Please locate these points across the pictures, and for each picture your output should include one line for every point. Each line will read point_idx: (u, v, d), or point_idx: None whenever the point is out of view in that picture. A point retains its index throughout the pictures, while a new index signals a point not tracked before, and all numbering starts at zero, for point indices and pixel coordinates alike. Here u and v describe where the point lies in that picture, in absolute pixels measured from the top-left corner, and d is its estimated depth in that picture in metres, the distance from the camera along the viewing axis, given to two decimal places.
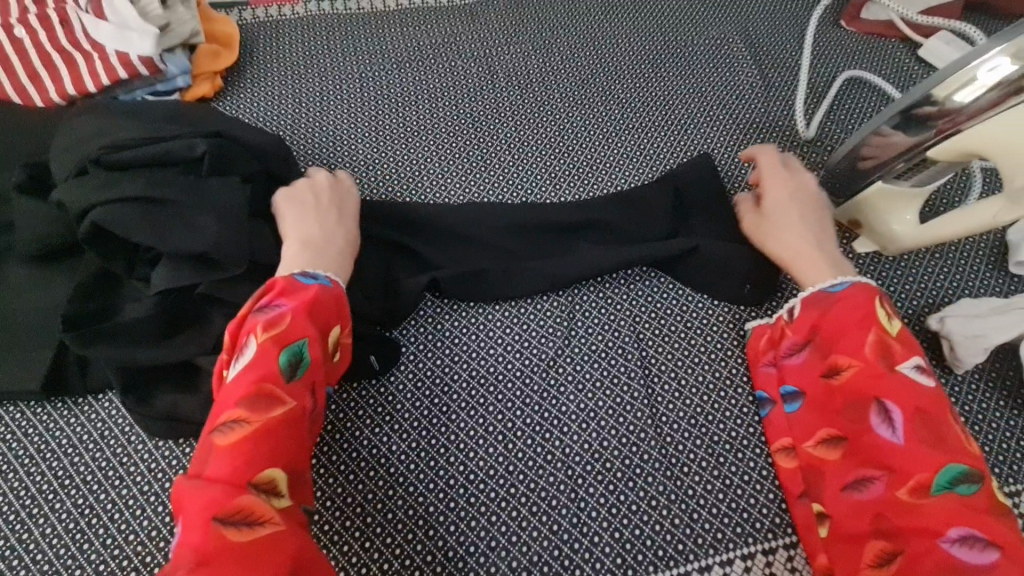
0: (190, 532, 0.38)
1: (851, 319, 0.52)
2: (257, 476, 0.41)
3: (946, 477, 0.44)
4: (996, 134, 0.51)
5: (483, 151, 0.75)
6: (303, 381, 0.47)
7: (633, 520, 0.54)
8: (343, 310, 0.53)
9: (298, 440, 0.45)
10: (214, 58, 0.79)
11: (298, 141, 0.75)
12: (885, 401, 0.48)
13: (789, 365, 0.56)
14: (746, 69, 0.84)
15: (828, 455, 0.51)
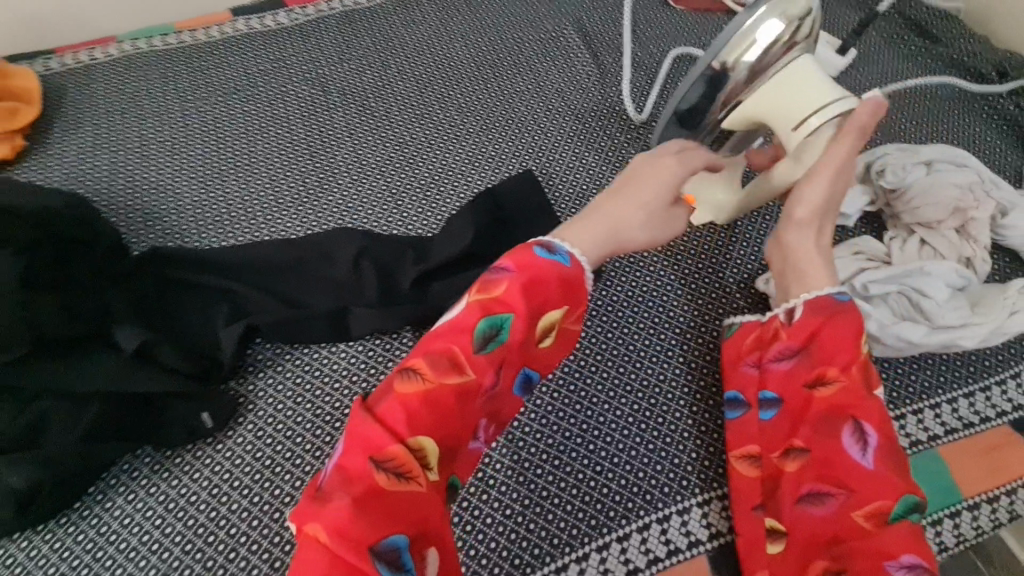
0: (350, 460, 0.39)
1: (840, 332, 0.47)
2: (413, 437, 0.40)
3: (904, 506, 0.42)
4: (776, 96, 0.51)
5: (321, 178, 0.73)
6: (490, 355, 0.43)
7: (507, 525, 0.53)
8: (578, 291, 0.47)
9: (467, 413, 0.42)
10: (11, 116, 0.72)
11: (117, 196, 0.70)
12: (863, 424, 0.44)
13: (772, 372, 0.50)
14: (584, 59, 0.85)
15: (788, 465, 0.47)
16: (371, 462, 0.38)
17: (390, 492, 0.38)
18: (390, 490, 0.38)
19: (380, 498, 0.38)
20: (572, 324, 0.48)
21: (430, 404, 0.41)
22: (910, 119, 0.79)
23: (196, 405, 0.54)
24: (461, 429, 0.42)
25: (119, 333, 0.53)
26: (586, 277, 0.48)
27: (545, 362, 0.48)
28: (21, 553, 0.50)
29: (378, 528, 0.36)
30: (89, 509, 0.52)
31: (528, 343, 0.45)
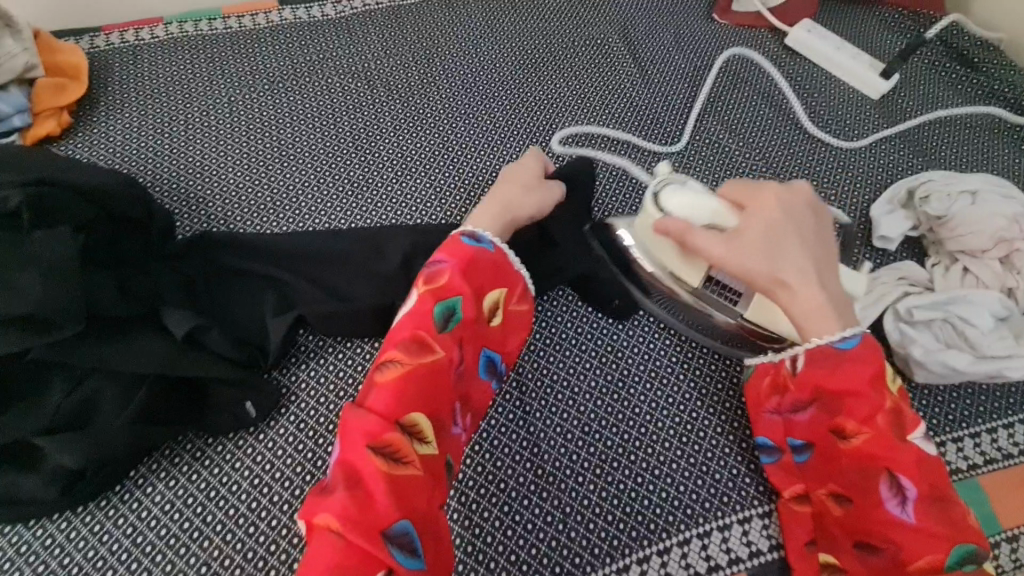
0: (351, 453, 0.44)
1: (862, 383, 0.48)
2: (405, 416, 0.46)
3: (955, 557, 0.44)
4: (693, 200, 0.53)
5: (366, 172, 0.73)
6: (451, 333, 0.50)
7: (549, 532, 0.52)
8: (505, 271, 0.54)
9: (444, 387, 0.48)
10: (58, 92, 0.72)
11: (162, 178, 0.71)
12: (899, 475, 0.46)
13: (796, 420, 0.52)
14: (627, 67, 0.85)
15: (832, 510, 0.50)
16: (369, 447, 0.44)
17: (393, 474, 0.43)
18: (391, 472, 0.43)
19: (387, 481, 0.43)
20: (517, 304, 0.55)
21: (411, 386, 0.47)
22: (953, 147, 0.79)
23: (241, 392, 0.54)
24: (445, 403, 0.48)
25: (169, 317, 0.53)
26: (511, 260, 0.55)
27: (501, 339, 0.54)
28: (60, 534, 0.49)
29: (386, 502, 0.42)
30: (129, 492, 0.51)
31: (479, 322, 0.52)
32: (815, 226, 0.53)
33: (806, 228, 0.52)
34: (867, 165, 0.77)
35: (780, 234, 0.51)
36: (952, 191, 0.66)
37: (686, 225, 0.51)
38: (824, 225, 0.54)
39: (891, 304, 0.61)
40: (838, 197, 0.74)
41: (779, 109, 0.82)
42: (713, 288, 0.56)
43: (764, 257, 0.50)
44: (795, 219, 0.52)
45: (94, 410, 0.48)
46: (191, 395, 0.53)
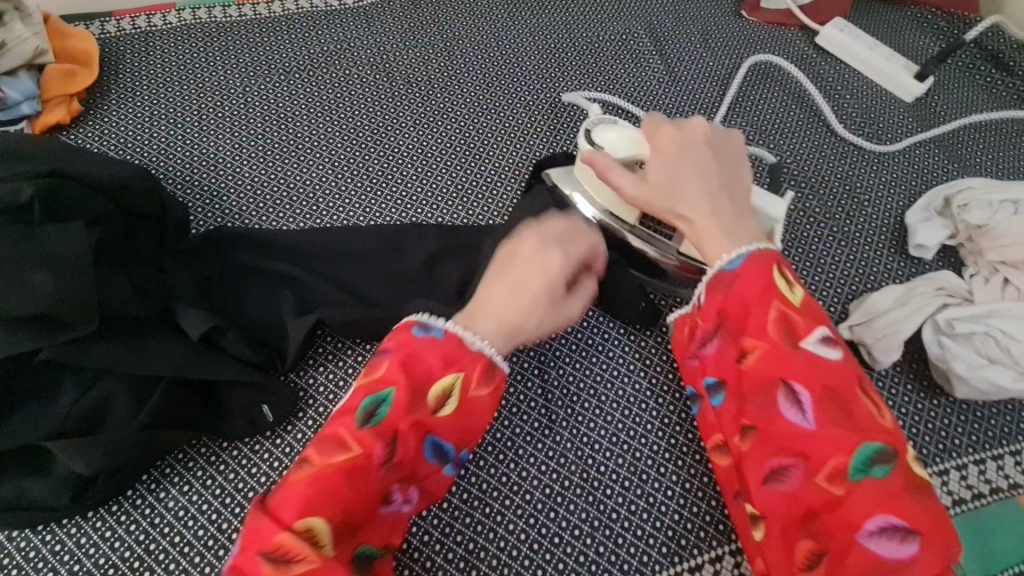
0: (244, 559, 0.37)
1: (749, 296, 0.44)
2: (301, 521, 0.38)
3: (862, 459, 0.38)
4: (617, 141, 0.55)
5: (384, 167, 0.71)
6: (376, 429, 0.41)
7: (576, 546, 0.49)
8: (462, 357, 0.44)
9: (360, 490, 0.40)
10: (69, 78, 0.70)
11: (175, 169, 0.68)
12: (794, 384, 0.41)
13: (707, 355, 0.47)
14: (653, 64, 0.83)
15: (739, 445, 0.43)
16: (259, 551, 0.37)
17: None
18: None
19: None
20: (478, 389, 0.44)
21: (321, 490, 0.39)
22: (990, 153, 0.76)
23: (258, 396, 0.52)
24: (355, 507, 0.40)
25: (185, 317, 0.51)
26: (471, 340, 0.45)
27: (456, 429, 0.44)
28: (70, 540, 0.47)
29: None
30: (141, 497, 0.49)
31: (419, 409, 0.42)
32: (722, 159, 0.52)
33: (711, 159, 0.51)
34: (901, 170, 0.75)
35: (680, 166, 0.50)
36: (992, 199, 0.64)
37: (608, 159, 0.52)
38: (734, 158, 0.53)
39: (929, 317, 0.59)
40: (871, 202, 0.72)
41: (810, 110, 0.79)
42: (648, 227, 0.56)
43: (664, 191, 0.50)
44: (697, 151, 0.51)
45: (106, 412, 0.46)
46: (206, 398, 0.51)
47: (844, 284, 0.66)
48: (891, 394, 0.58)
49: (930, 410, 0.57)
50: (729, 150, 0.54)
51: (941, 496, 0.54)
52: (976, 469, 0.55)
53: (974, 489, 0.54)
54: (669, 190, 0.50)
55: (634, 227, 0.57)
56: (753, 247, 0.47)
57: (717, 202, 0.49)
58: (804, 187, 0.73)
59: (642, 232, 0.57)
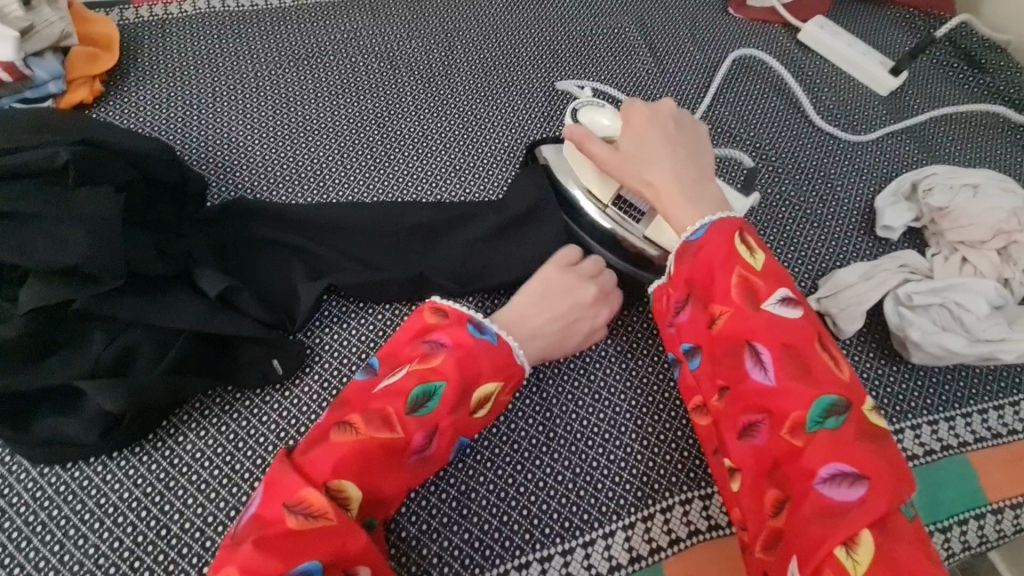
0: (268, 511, 0.43)
1: (714, 263, 0.47)
2: (335, 481, 0.44)
3: (817, 410, 0.41)
4: (595, 119, 0.61)
5: (387, 148, 0.75)
6: (422, 419, 0.48)
7: (558, 490, 0.54)
8: (507, 369, 0.53)
9: (392, 469, 0.47)
10: (92, 61, 0.74)
11: (192, 148, 0.73)
12: (756, 344, 0.43)
13: (681, 322, 0.50)
14: (643, 57, 0.87)
15: (714, 403, 0.46)
16: (285, 504, 0.42)
17: (301, 532, 0.41)
18: (301, 530, 0.41)
19: (290, 536, 0.40)
20: (505, 395, 0.54)
21: (358, 458, 0.45)
22: (957, 144, 0.81)
23: (268, 351, 0.56)
24: (389, 481, 0.47)
25: (203, 277, 0.55)
26: (514, 350, 0.54)
27: (478, 428, 0.53)
28: (96, 476, 0.52)
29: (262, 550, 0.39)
30: (161, 440, 0.54)
31: (460, 410, 0.50)
32: (687, 139, 0.57)
33: (678, 137, 0.56)
34: (874, 158, 0.79)
35: (648, 140, 0.56)
36: (954, 183, 0.69)
37: (586, 134, 0.58)
38: (698, 140, 0.58)
39: (890, 291, 0.63)
40: (844, 187, 0.77)
41: (789, 101, 0.84)
42: (621, 209, 0.60)
43: (633, 162, 0.55)
44: (664, 129, 0.56)
45: (132, 359, 0.51)
46: (223, 352, 0.56)
47: (815, 262, 0.71)
48: (855, 360, 0.63)
49: (889, 375, 0.62)
50: (695, 134, 0.58)
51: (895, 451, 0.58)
52: (929, 428, 0.59)
53: (927, 446, 0.59)
54: (638, 161, 0.55)
55: (607, 207, 0.61)
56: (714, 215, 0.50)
57: (682, 173, 0.54)
58: (781, 173, 0.78)
59: (614, 213, 0.61)
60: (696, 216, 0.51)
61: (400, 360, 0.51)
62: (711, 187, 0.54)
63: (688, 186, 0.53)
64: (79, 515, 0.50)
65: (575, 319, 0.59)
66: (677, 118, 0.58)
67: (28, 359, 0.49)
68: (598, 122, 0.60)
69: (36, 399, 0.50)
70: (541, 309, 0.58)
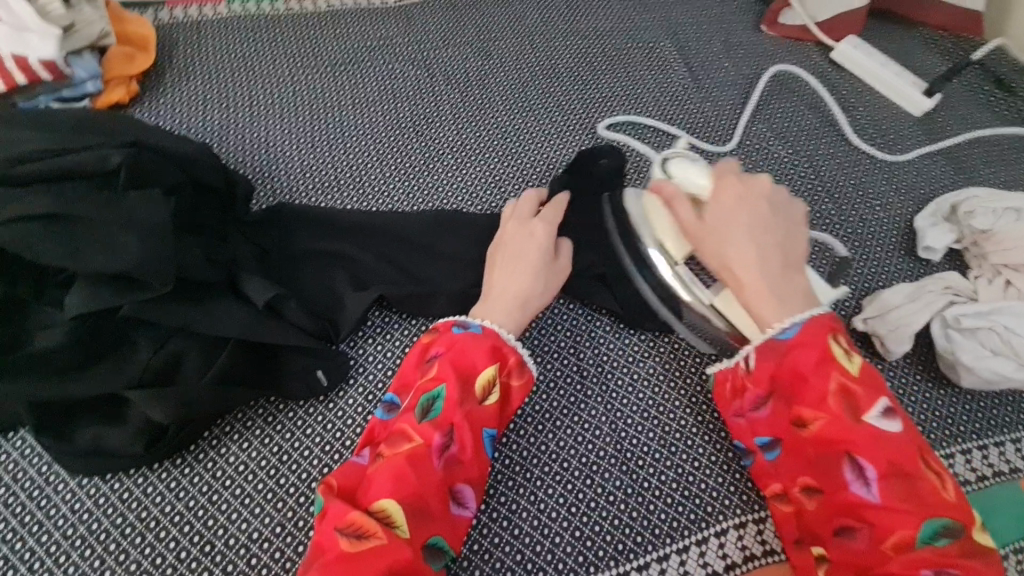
0: (324, 540, 0.43)
1: (805, 368, 0.45)
2: (375, 502, 0.44)
3: (926, 531, 0.39)
4: (683, 177, 0.56)
5: (426, 156, 0.74)
6: (434, 421, 0.47)
7: (610, 510, 0.53)
8: (498, 350, 0.52)
9: (425, 476, 0.45)
10: (128, 61, 0.74)
11: (230, 153, 0.72)
12: (858, 458, 0.42)
13: (756, 417, 0.49)
14: (679, 71, 0.87)
15: (806, 503, 0.45)
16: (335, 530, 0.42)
17: (354, 556, 0.40)
18: (353, 554, 0.40)
19: (345, 562, 0.40)
20: (512, 378, 0.52)
21: (393, 474, 0.45)
22: (993, 166, 0.81)
23: (314, 361, 0.55)
24: (431, 491, 0.45)
25: (249, 285, 0.54)
26: (502, 334, 0.53)
27: (497, 418, 0.51)
28: (137, 488, 0.50)
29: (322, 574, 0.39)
30: (203, 453, 0.52)
31: (468, 401, 0.49)
32: (782, 222, 0.51)
33: (773, 219, 0.51)
34: (911, 178, 0.79)
35: (739, 218, 0.50)
36: (997, 207, 0.68)
37: (675, 192, 0.54)
38: (794, 223, 0.52)
39: (937, 314, 0.63)
40: (883, 207, 0.76)
41: (826, 120, 0.84)
42: (691, 271, 0.56)
43: (715, 240, 0.51)
44: (756, 206, 0.51)
45: (179, 368, 0.50)
46: (267, 362, 0.54)
47: (857, 281, 0.70)
48: (900, 383, 0.63)
49: (937, 399, 0.62)
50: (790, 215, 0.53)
51: None
52: (980, 453, 0.59)
53: (978, 471, 0.59)
54: (720, 241, 0.50)
55: (677, 264, 0.56)
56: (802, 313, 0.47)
57: (770, 262, 0.49)
58: (820, 191, 0.78)
59: (683, 274, 0.56)
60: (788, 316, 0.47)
61: (409, 382, 0.52)
62: (797, 276, 0.49)
63: (777, 278, 0.49)
64: (119, 529, 0.49)
65: (533, 273, 0.57)
66: (776, 197, 0.52)
67: (74, 367, 0.48)
68: (690, 179, 0.55)
69: (80, 408, 0.49)
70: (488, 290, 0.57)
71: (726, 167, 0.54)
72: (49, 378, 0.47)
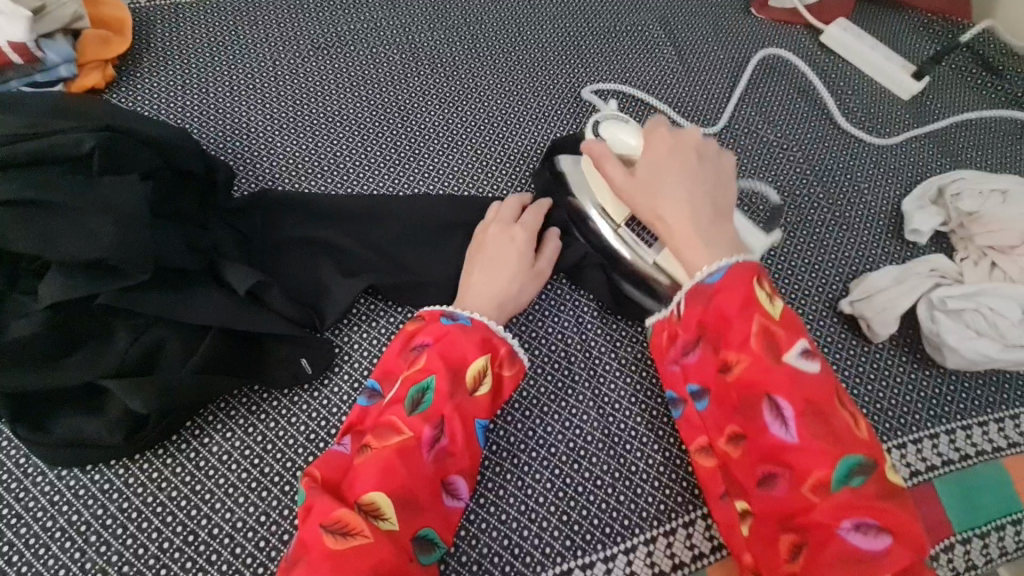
0: (309, 536, 0.42)
1: (728, 310, 0.43)
2: (362, 496, 0.43)
3: (841, 470, 0.38)
4: (617, 141, 0.55)
5: (411, 141, 0.73)
6: (423, 414, 0.47)
7: (598, 495, 0.53)
8: (488, 342, 0.52)
9: (414, 470, 0.45)
10: (104, 44, 0.71)
11: (210, 139, 0.70)
12: (775, 397, 0.40)
13: (687, 363, 0.47)
14: (667, 54, 0.86)
15: (729, 450, 0.43)
16: (321, 526, 0.42)
17: (342, 553, 0.40)
18: (340, 551, 0.40)
19: (333, 559, 0.39)
20: (504, 369, 0.52)
21: (381, 467, 0.44)
22: (980, 149, 0.81)
23: (298, 349, 0.54)
24: (419, 484, 0.45)
25: (230, 272, 0.53)
26: (491, 326, 0.53)
27: (489, 409, 0.51)
28: (118, 479, 0.50)
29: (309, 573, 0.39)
30: (186, 442, 0.52)
31: (458, 394, 0.49)
32: (709, 173, 0.51)
33: (702, 171, 0.51)
34: (899, 161, 0.79)
35: (668, 170, 0.50)
36: (984, 188, 0.68)
37: (605, 151, 0.53)
38: (721, 173, 0.52)
39: (923, 294, 0.63)
40: (871, 191, 0.76)
41: (815, 103, 0.84)
42: (633, 231, 0.57)
43: (645, 194, 0.50)
44: (683, 159, 0.51)
45: (160, 356, 0.49)
46: (250, 350, 0.53)
47: (845, 264, 0.70)
48: (886, 365, 0.63)
49: (922, 380, 0.62)
50: (720, 168, 0.53)
51: (931, 457, 0.59)
52: (964, 433, 0.60)
53: (962, 451, 0.59)
54: (649, 193, 0.50)
55: (619, 227, 0.58)
56: (729, 259, 0.46)
57: (696, 208, 0.49)
58: (808, 175, 0.77)
59: (626, 235, 0.58)
60: (710, 259, 0.47)
61: (396, 372, 0.51)
62: (729, 221, 0.49)
63: (708, 221, 0.48)
64: (100, 520, 0.48)
65: (515, 262, 0.57)
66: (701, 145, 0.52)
67: (50, 357, 0.47)
68: (617, 139, 0.55)
69: (58, 398, 0.48)
70: (468, 274, 0.57)
71: (654, 121, 0.54)
72: (23, 369, 0.46)
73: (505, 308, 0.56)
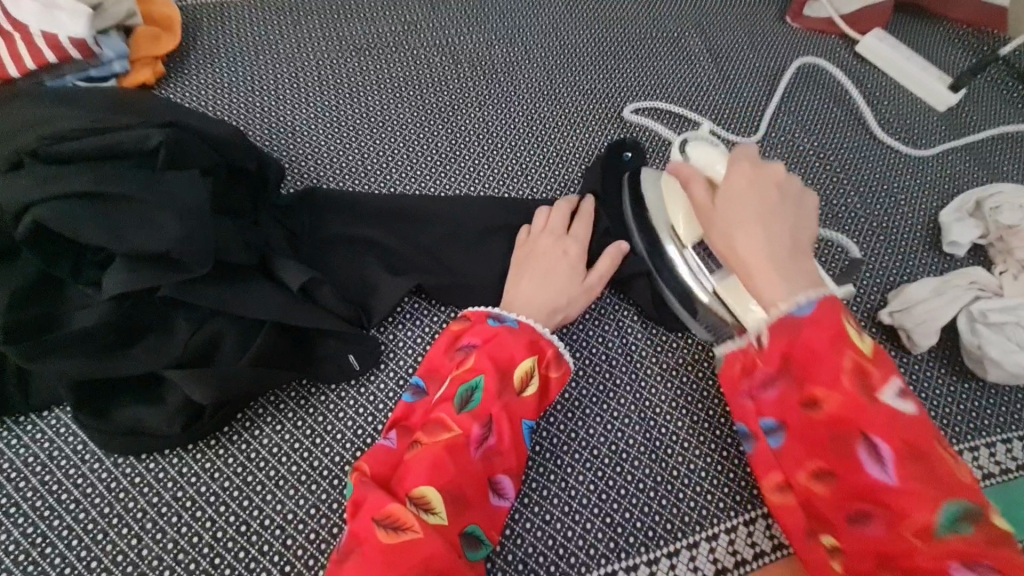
0: (361, 528, 0.42)
1: (817, 347, 0.41)
2: (412, 489, 0.44)
3: (946, 516, 0.36)
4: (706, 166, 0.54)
5: (452, 142, 0.74)
6: (472, 412, 0.48)
7: (641, 499, 0.53)
8: (536, 344, 0.52)
9: (462, 467, 0.46)
10: (154, 41, 0.73)
11: (256, 136, 0.72)
12: (874, 438, 0.38)
13: (766, 398, 0.44)
14: (704, 62, 0.86)
15: (812, 486, 0.42)
16: (372, 519, 0.42)
17: (392, 547, 0.41)
18: (391, 546, 0.41)
19: (383, 553, 0.40)
20: (550, 371, 0.53)
21: (431, 464, 0.45)
22: (1017, 162, 0.81)
23: (346, 346, 0.55)
24: (467, 481, 0.46)
25: (284, 269, 0.54)
26: (538, 329, 0.54)
27: (535, 410, 0.51)
28: (172, 469, 0.51)
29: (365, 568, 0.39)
30: (237, 434, 0.53)
31: (506, 393, 0.50)
32: (794, 210, 0.48)
33: (784, 208, 0.47)
34: (935, 173, 0.79)
35: (752, 203, 0.47)
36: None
37: (693, 172, 0.52)
38: (804, 210, 0.48)
39: (962, 307, 0.62)
40: (908, 203, 0.76)
41: (851, 114, 0.84)
42: (699, 257, 0.57)
43: (721, 227, 0.48)
44: (769, 195, 0.47)
45: (217, 350, 0.50)
46: (300, 346, 0.54)
47: (883, 276, 0.70)
48: (925, 376, 0.63)
49: (961, 392, 0.63)
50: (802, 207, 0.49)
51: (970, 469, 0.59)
52: (1003, 447, 0.60)
53: (1002, 465, 0.59)
54: (726, 227, 0.48)
55: (685, 250, 0.57)
56: (809, 293, 0.43)
57: (777, 244, 0.45)
58: (845, 185, 0.77)
59: (691, 259, 0.57)
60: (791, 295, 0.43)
61: (443, 370, 0.52)
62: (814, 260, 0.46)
63: (790, 255, 0.45)
64: (156, 508, 0.49)
65: (565, 271, 0.58)
66: (792, 183, 0.49)
67: (112, 347, 0.48)
68: (707, 164, 0.53)
69: (119, 387, 0.49)
70: (516, 281, 0.58)
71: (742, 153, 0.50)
72: (90, 357, 0.47)
73: (554, 316, 0.57)
